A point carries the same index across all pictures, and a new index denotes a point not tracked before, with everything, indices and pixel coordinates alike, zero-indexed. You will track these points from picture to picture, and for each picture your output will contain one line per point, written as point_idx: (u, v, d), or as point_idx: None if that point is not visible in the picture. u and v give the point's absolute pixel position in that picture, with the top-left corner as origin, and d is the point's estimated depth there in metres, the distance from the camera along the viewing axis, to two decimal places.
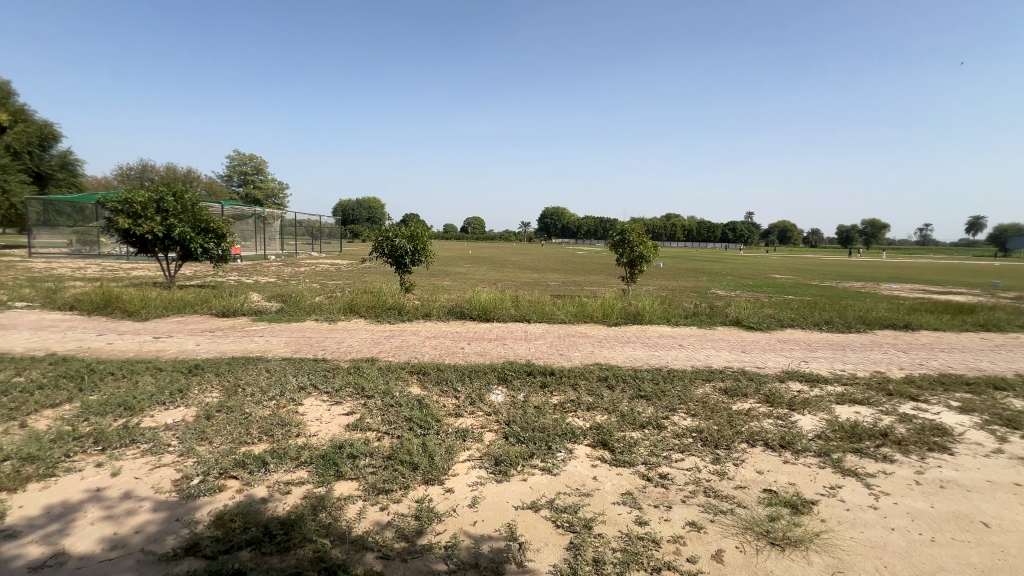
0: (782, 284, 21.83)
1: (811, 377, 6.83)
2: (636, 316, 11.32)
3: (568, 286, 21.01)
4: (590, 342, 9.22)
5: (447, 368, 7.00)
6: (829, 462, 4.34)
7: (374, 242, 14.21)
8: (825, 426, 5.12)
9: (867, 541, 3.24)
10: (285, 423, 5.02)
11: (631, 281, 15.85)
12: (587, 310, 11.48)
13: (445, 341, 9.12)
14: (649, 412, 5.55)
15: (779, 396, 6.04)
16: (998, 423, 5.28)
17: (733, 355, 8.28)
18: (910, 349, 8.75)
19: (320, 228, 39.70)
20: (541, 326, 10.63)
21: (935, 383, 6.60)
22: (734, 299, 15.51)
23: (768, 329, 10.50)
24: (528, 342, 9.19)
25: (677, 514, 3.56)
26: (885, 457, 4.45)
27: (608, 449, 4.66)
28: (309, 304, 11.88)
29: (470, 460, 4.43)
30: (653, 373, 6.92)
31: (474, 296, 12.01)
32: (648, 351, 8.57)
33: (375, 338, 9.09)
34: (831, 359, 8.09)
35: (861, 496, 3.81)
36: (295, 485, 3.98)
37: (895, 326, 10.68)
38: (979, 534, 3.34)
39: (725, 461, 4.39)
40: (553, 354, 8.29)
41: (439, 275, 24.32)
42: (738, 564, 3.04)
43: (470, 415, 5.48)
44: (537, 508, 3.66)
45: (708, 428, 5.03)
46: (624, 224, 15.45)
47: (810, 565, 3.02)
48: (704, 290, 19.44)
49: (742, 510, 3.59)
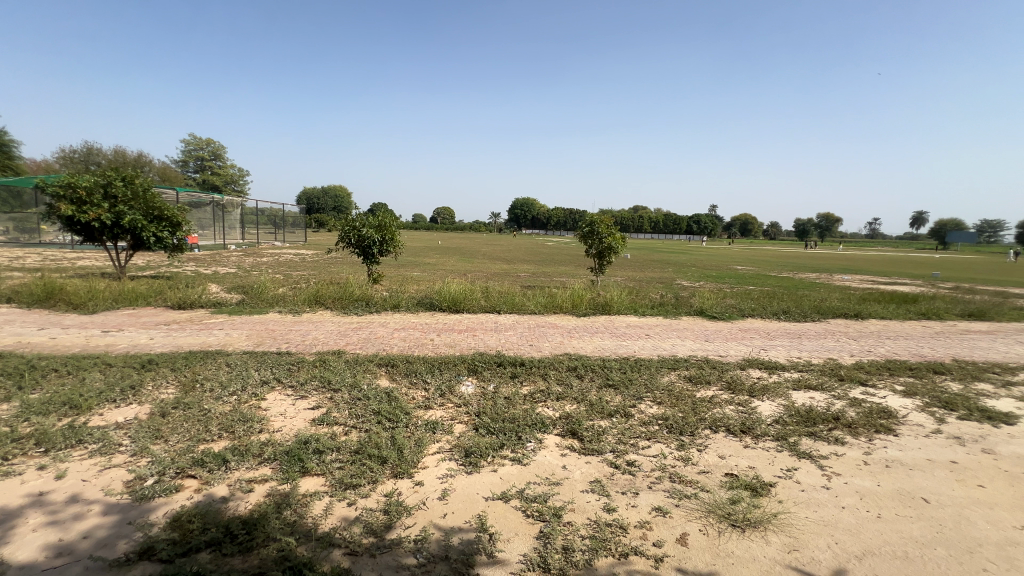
0: (744, 276, 22.52)
1: (770, 364, 7.11)
2: (605, 306, 11.51)
3: (538, 276, 21.13)
4: (560, 332, 9.31)
5: (417, 360, 6.93)
6: (786, 446, 4.55)
7: (340, 232, 13.83)
8: (783, 411, 5.36)
9: (820, 520, 3.41)
10: (246, 418, 4.84)
11: (599, 272, 16.08)
12: (556, 300, 11.58)
13: (414, 332, 9.02)
14: (617, 400, 5.67)
15: (739, 383, 6.28)
16: (937, 405, 5.65)
17: (698, 344, 8.54)
18: (860, 337, 9.25)
19: (283, 216, 38.36)
20: (511, 317, 10.67)
21: (883, 368, 7.01)
22: (698, 289, 15.98)
23: (730, 319, 10.86)
24: (498, 333, 9.20)
25: (643, 500, 3.65)
26: (837, 440, 4.69)
27: (577, 437, 4.72)
28: (272, 295, 11.48)
29: (439, 452, 4.40)
30: (621, 363, 7.05)
31: (444, 287, 11.90)
32: (617, 341, 8.74)
33: (342, 330, 8.89)
34: (788, 346, 8.46)
35: (814, 477, 4.01)
36: (258, 482, 3.86)
37: (847, 315, 11.26)
38: (920, 509, 3.57)
39: (690, 447, 4.53)
40: (522, 344, 8.31)
41: (408, 266, 23.90)
42: (701, 547, 3.14)
43: (440, 407, 5.44)
44: (507, 498, 3.67)
45: (674, 415, 5.19)
46: (593, 215, 15.59)
47: (768, 544, 3.15)
48: (670, 280, 19.87)
49: (705, 494, 3.71)
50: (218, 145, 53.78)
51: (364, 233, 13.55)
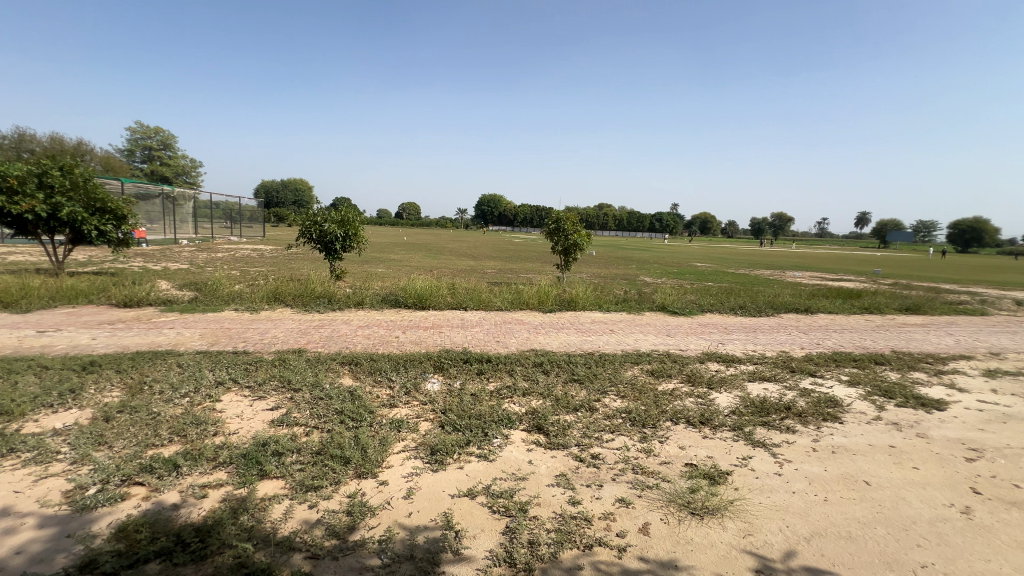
0: (703, 272, 23.21)
1: (727, 358, 7.40)
2: (571, 303, 11.66)
3: (505, 273, 21.15)
4: (526, 329, 9.37)
5: (381, 357, 6.81)
6: (741, 435, 4.74)
7: (301, 227, 13.38)
8: (739, 402, 5.59)
9: (773, 505, 3.58)
10: (200, 421, 4.62)
11: (565, 269, 16.24)
12: (523, 297, 11.63)
13: (378, 329, 8.85)
14: (582, 395, 5.76)
15: (699, 376, 6.51)
16: (878, 394, 6.04)
17: (659, 339, 8.78)
18: (809, 331, 9.75)
19: (239, 210, 36.79)
20: (477, 314, 10.64)
21: (830, 360, 7.42)
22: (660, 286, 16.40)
23: (691, 314, 11.20)
24: (464, 329, 9.16)
25: (607, 492, 3.73)
26: (788, 429, 4.93)
27: (543, 432, 4.77)
28: (227, 292, 10.99)
29: (405, 451, 4.34)
30: (586, 358, 7.16)
31: (409, 283, 11.73)
32: (582, 336, 8.87)
33: (303, 328, 8.64)
34: (744, 340, 8.83)
35: (768, 464, 4.20)
36: (212, 487, 3.69)
37: (798, 310, 11.85)
38: (862, 491, 3.80)
39: (651, 439, 4.65)
40: (489, 341, 8.30)
41: (372, 263, 23.40)
42: (662, 535, 3.23)
43: (406, 405, 5.37)
44: (473, 495, 3.67)
45: (637, 408, 5.32)
46: (560, 212, 15.73)
47: (725, 530, 3.28)
48: (633, 277, 20.32)
49: (666, 484, 3.83)
50: (168, 134, 50.92)
51: (326, 228, 13.15)
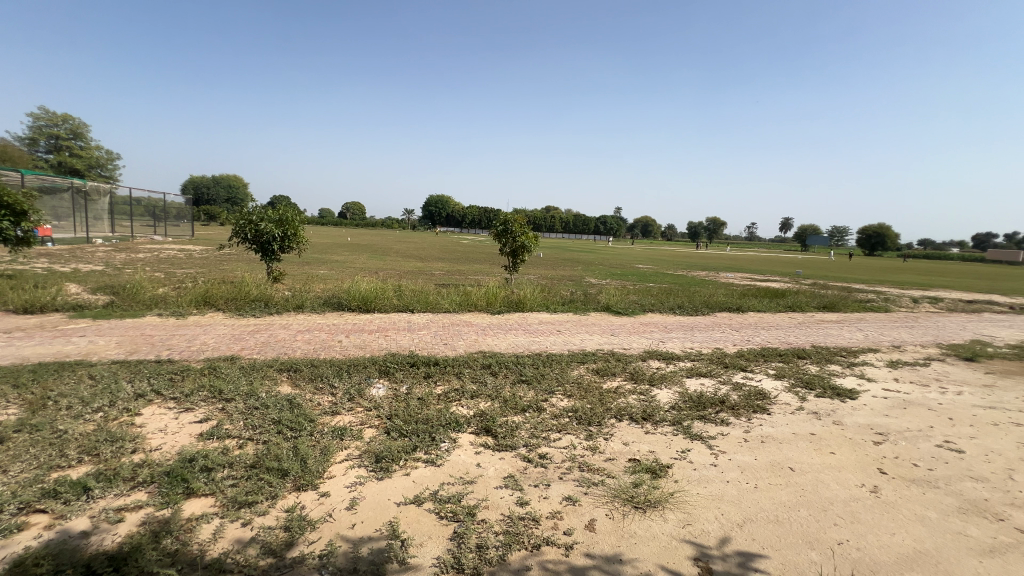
0: (644, 274, 24.20)
1: (667, 355, 7.74)
2: (518, 304, 11.75)
3: (453, 274, 21.01)
4: (474, 330, 9.33)
5: (322, 363, 6.52)
6: (680, 430, 4.96)
7: (234, 226, 12.56)
8: (678, 398, 5.85)
9: (709, 494, 3.77)
10: (116, 438, 4.21)
11: (513, 270, 16.34)
12: (471, 299, 11.58)
13: (319, 334, 8.48)
14: (530, 395, 5.81)
15: (641, 373, 6.76)
16: (801, 386, 6.54)
17: (604, 338, 9.03)
18: (741, 328, 10.41)
19: (163, 207, 34.04)
20: (425, 316, 10.47)
21: (759, 355, 7.96)
22: (604, 287, 16.87)
23: (634, 314, 11.62)
24: (411, 332, 8.97)
25: (555, 491, 3.78)
26: (723, 421, 5.22)
27: (491, 434, 4.76)
28: (149, 296, 10.11)
29: (348, 460, 4.18)
30: (533, 359, 7.23)
31: (353, 285, 11.36)
32: (530, 337, 8.96)
33: (237, 334, 8.11)
34: (683, 338, 9.28)
35: (705, 456, 4.42)
36: (129, 510, 3.37)
37: (730, 308, 12.62)
38: (787, 477, 4.09)
39: (597, 436, 4.77)
40: (436, 344, 8.18)
41: (314, 264, 22.47)
42: (607, 531, 3.31)
43: (349, 412, 5.18)
44: (420, 502, 3.59)
45: (583, 407, 5.44)
46: (507, 214, 15.79)
47: (666, 522, 3.41)
48: (579, 279, 20.78)
49: (611, 480, 3.93)
50: (78, 122, 46.17)
51: (262, 228, 12.43)
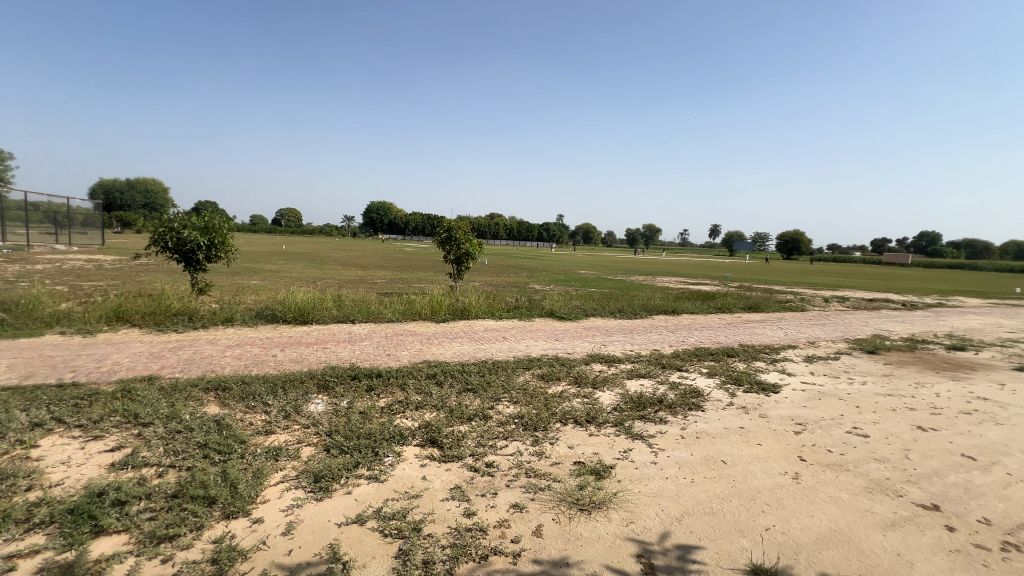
0: (586, 279, 24.99)
1: (609, 358, 7.99)
2: (463, 311, 11.67)
3: (395, 282, 20.57)
4: (418, 339, 9.16)
5: (254, 379, 6.12)
6: (622, 430, 5.13)
7: (152, 234, 11.54)
8: (620, 399, 6.05)
9: (650, 492, 3.92)
10: (7, 475, 3.71)
11: (458, 278, 16.22)
12: (415, 308, 11.37)
13: (251, 348, 7.96)
14: (476, 403, 5.78)
15: (584, 377, 6.93)
16: (731, 382, 6.98)
17: (549, 343, 9.17)
18: (676, 330, 10.96)
19: (66, 213, 30.71)
20: (366, 326, 10.15)
21: (693, 355, 8.41)
22: (547, 293, 17.16)
23: (577, 319, 11.90)
24: (352, 343, 8.65)
25: (502, 499, 3.77)
26: (661, 420, 5.46)
27: (437, 445, 4.68)
28: (49, 312, 9.05)
29: (284, 482, 3.95)
30: (479, 366, 7.20)
31: (288, 296, 10.80)
32: (475, 345, 8.92)
33: (156, 351, 7.44)
34: (623, 341, 9.61)
35: (645, 455, 4.59)
36: (24, 557, 2.98)
37: (666, 311, 13.25)
38: (721, 470, 4.34)
39: (543, 441, 4.82)
40: (379, 354, 7.94)
41: (245, 274, 21.16)
42: (554, 535, 3.34)
43: (285, 430, 4.90)
44: (363, 521, 3.45)
45: (529, 413, 5.49)
46: (451, 221, 15.66)
47: (610, 521, 3.50)
48: (524, 285, 20.99)
49: (557, 484, 3.98)
50: None
51: (185, 236, 11.51)
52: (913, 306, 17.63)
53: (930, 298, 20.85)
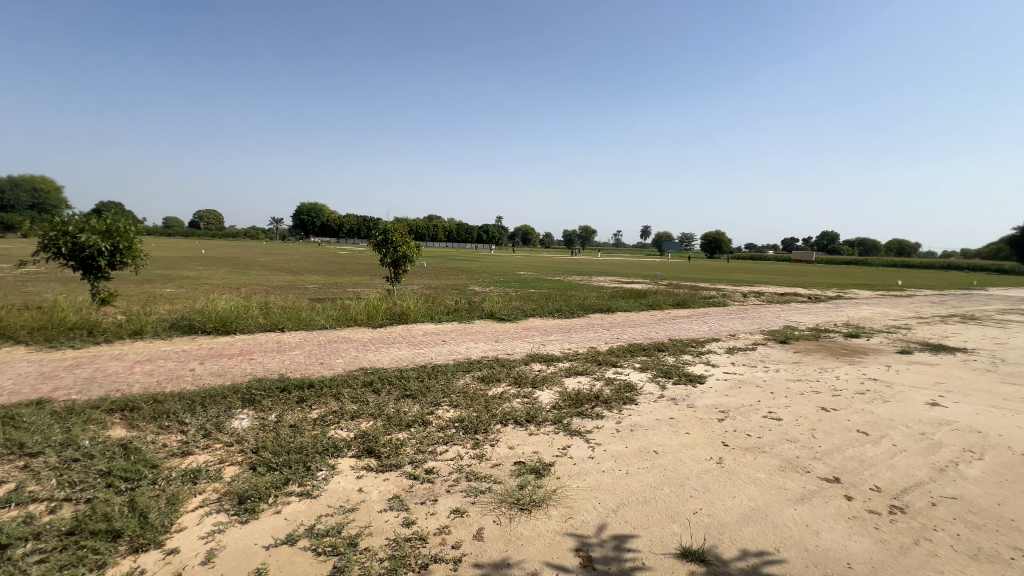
0: (525, 280, 25.33)
1: (548, 357, 8.14)
2: (401, 316, 11.40)
3: (328, 287, 19.71)
4: (354, 346, 8.83)
5: (168, 397, 5.59)
6: (561, 427, 5.24)
7: (41, 238, 10.24)
8: (559, 398, 6.17)
9: (588, 486, 4.03)
10: None
11: (395, 281, 15.81)
12: (350, 313, 10.95)
13: (164, 363, 7.27)
14: (415, 409, 5.66)
15: (524, 377, 7.00)
16: (661, 375, 7.35)
17: (489, 345, 9.19)
18: (611, 327, 11.38)
19: None
20: (297, 334, 9.63)
21: (627, 351, 8.77)
22: (487, 294, 17.21)
23: (516, 319, 12.02)
24: (281, 353, 8.17)
25: (442, 505, 3.71)
26: (598, 415, 5.64)
27: (374, 455, 4.52)
28: None
29: (205, 506, 3.64)
30: (418, 371, 7.06)
31: (208, 304, 10.00)
32: (414, 349, 8.74)
33: (47, 371, 6.60)
34: (562, 340, 9.83)
35: (583, 450, 4.71)
36: None
37: (602, 309, 13.73)
38: (653, 460, 4.55)
39: (484, 443, 4.81)
40: (311, 364, 7.56)
41: (157, 282, 19.36)
42: (495, 537, 3.34)
43: (205, 450, 4.52)
44: (294, 540, 3.26)
45: (469, 415, 5.46)
46: (387, 223, 15.23)
47: (550, 518, 3.56)
48: (464, 287, 20.86)
49: (498, 486, 3.99)
50: None
51: (83, 241, 10.33)
52: (816, 298, 19.52)
53: (830, 291, 23.18)
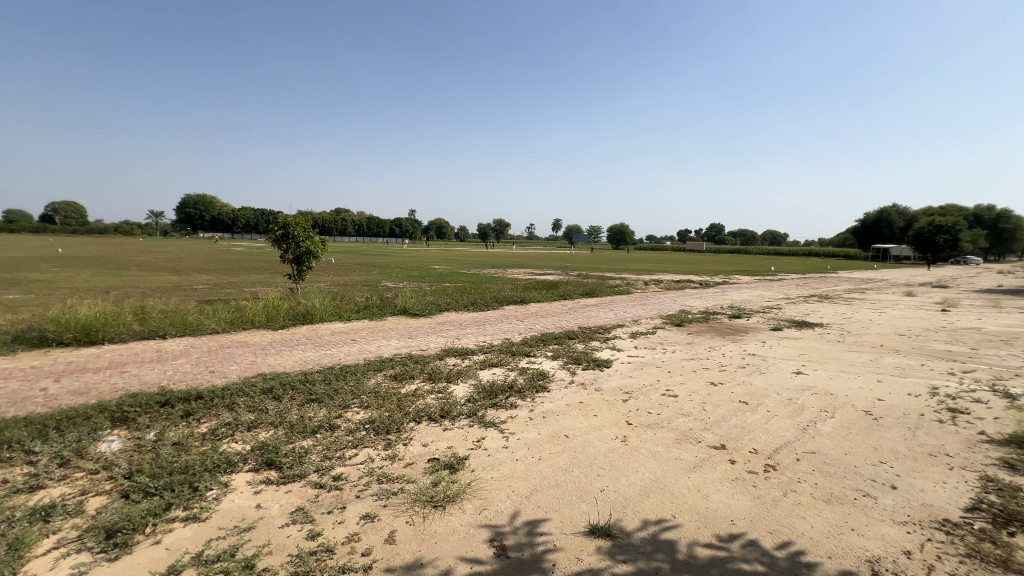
0: (439, 274, 24.96)
1: (462, 351, 8.10)
2: (306, 315, 10.66)
3: (221, 288, 17.85)
4: (251, 351, 8.09)
5: (9, 423, 4.69)
6: (476, 420, 5.23)
7: None
8: (473, 391, 6.16)
9: (502, 475, 4.08)
10: None
11: (299, 279, 14.75)
12: (245, 315, 10.00)
13: (5, 384, 6.09)
14: (322, 414, 5.32)
15: (439, 372, 6.90)
16: (572, 362, 7.64)
17: (402, 342, 8.92)
18: (525, 318, 11.62)
19: None
20: (182, 341, 8.61)
21: (540, 341, 9.01)
22: (400, 290, 16.69)
23: (430, 314, 11.81)
24: (163, 363, 7.25)
25: (351, 512, 3.53)
26: (512, 405, 5.72)
27: (274, 467, 4.18)
28: None
29: (63, 547, 3.11)
30: (325, 374, 6.65)
31: (65, 311, 8.57)
32: (320, 350, 8.22)
33: None
34: (477, 333, 9.84)
35: (498, 441, 4.76)
36: None
37: (516, 301, 13.96)
38: (564, 444, 4.73)
39: (396, 443, 4.66)
40: (200, 373, 6.79)
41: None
42: (408, 538, 3.25)
43: (63, 481, 3.87)
44: (177, 571, 2.90)
45: (380, 416, 5.26)
46: (287, 217, 14.11)
47: (464, 512, 3.55)
48: (375, 283, 20.01)
49: (411, 485, 3.89)
50: None
51: None
52: (706, 284, 21.56)
53: (717, 277, 25.68)
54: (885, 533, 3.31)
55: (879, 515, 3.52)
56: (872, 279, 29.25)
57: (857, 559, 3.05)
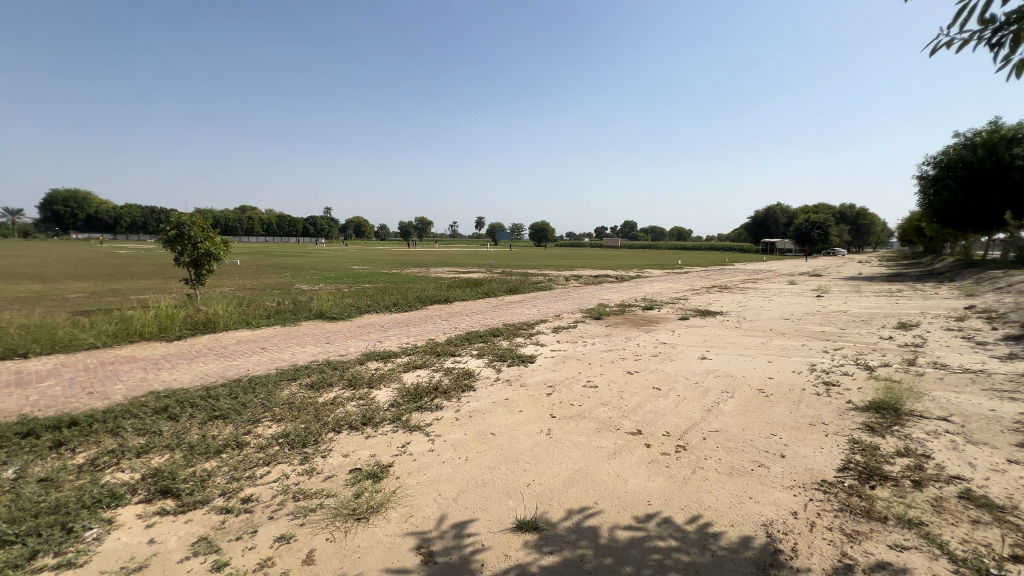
0: (359, 275, 23.89)
1: (385, 354, 7.82)
2: (206, 324, 9.69)
3: (101, 296, 15.68)
4: (140, 366, 7.19)
5: None
6: (400, 426, 5.08)
7: None
8: (397, 395, 5.97)
9: (428, 480, 4.00)
10: None
11: (197, 284, 13.36)
12: (132, 326, 8.87)
13: None
14: (227, 431, 4.87)
15: (359, 377, 6.60)
16: (497, 360, 7.68)
17: (318, 348, 8.42)
18: (449, 317, 11.49)
19: None
20: (50, 359, 7.44)
21: (465, 340, 8.96)
22: (315, 292, 15.75)
23: (349, 317, 11.27)
24: (24, 386, 6.20)
25: (264, 535, 3.27)
26: (437, 407, 5.62)
27: (171, 495, 3.76)
28: None
29: None
30: (230, 387, 6.09)
31: None
32: (224, 361, 7.51)
33: None
34: (400, 334, 9.56)
35: (423, 445, 4.65)
36: None
37: (439, 301, 13.75)
38: (490, 442, 4.74)
39: (314, 456, 4.39)
40: (74, 395, 5.90)
41: None
42: (329, 555, 3.08)
43: None
44: None
45: (296, 428, 4.92)
46: (181, 215, 12.69)
47: (389, 521, 3.43)
48: (287, 286, 18.70)
49: (330, 500, 3.68)
50: None
51: None
52: (621, 279, 22.73)
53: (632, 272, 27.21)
54: (777, 498, 3.71)
55: (771, 482, 3.94)
56: (763, 270, 32.66)
57: (754, 524, 3.38)
